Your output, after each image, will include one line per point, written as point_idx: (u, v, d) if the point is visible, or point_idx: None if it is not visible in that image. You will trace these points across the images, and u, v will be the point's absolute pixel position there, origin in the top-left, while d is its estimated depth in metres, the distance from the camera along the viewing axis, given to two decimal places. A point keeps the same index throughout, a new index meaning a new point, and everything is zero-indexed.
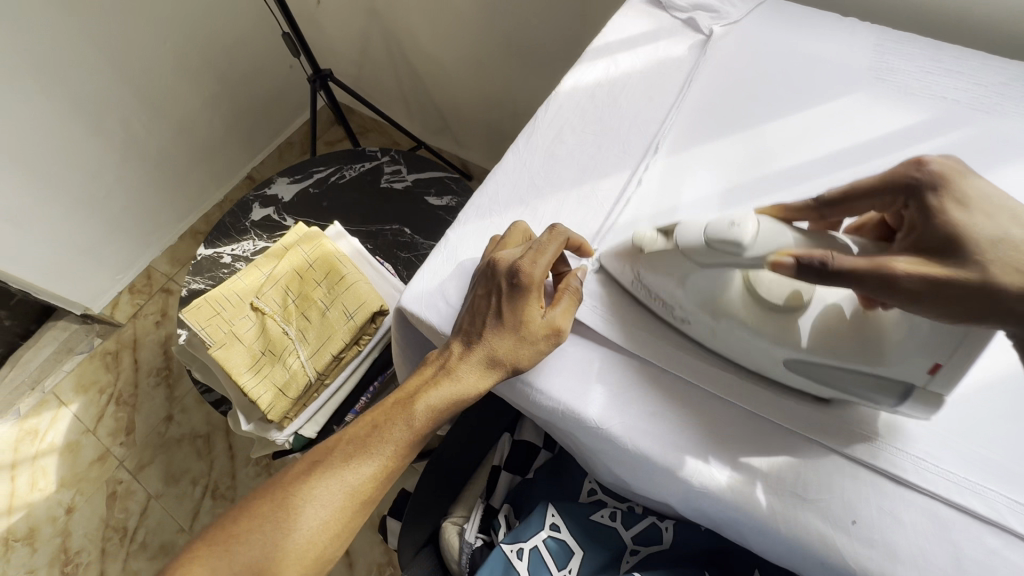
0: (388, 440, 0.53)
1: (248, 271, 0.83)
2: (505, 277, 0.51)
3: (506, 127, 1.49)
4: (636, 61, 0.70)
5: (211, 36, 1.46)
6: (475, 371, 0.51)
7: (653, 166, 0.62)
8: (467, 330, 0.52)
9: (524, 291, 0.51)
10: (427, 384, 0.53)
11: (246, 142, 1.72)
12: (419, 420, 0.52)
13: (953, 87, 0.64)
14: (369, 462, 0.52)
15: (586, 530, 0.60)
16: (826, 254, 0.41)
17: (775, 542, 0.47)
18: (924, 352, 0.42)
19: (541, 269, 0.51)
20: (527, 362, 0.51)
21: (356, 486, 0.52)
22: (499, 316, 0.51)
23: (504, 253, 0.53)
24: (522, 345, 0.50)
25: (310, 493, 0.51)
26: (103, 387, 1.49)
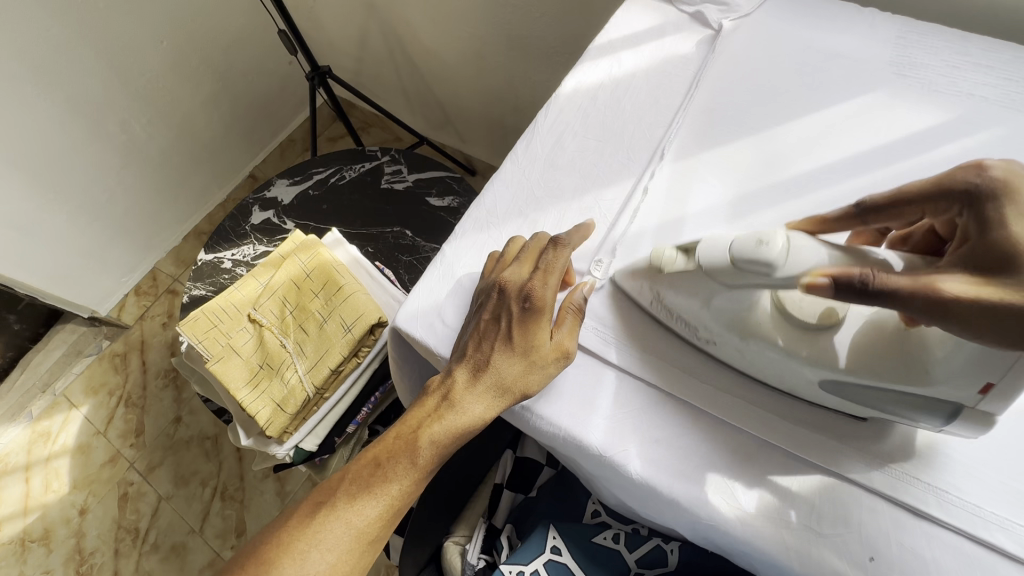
0: (392, 477, 0.51)
1: (245, 281, 0.81)
2: (516, 300, 0.50)
3: (509, 122, 1.45)
4: (641, 60, 0.67)
5: (209, 34, 1.43)
6: (481, 402, 0.49)
7: (659, 174, 0.59)
8: (473, 357, 0.50)
9: (535, 314, 0.50)
10: (429, 418, 0.50)
11: (247, 141, 1.70)
12: (423, 456, 0.50)
13: (981, 82, 0.60)
14: (374, 502, 0.50)
15: (588, 553, 0.58)
16: (865, 273, 0.37)
17: None
18: (969, 376, 0.38)
19: (551, 290, 0.50)
20: (538, 387, 0.49)
21: (363, 527, 0.50)
22: (508, 339, 0.49)
23: (510, 275, 0.51)
24: (532, 371, 0.49)
25: (316, 538, 0.50)
26: (113, 389, 1.50)
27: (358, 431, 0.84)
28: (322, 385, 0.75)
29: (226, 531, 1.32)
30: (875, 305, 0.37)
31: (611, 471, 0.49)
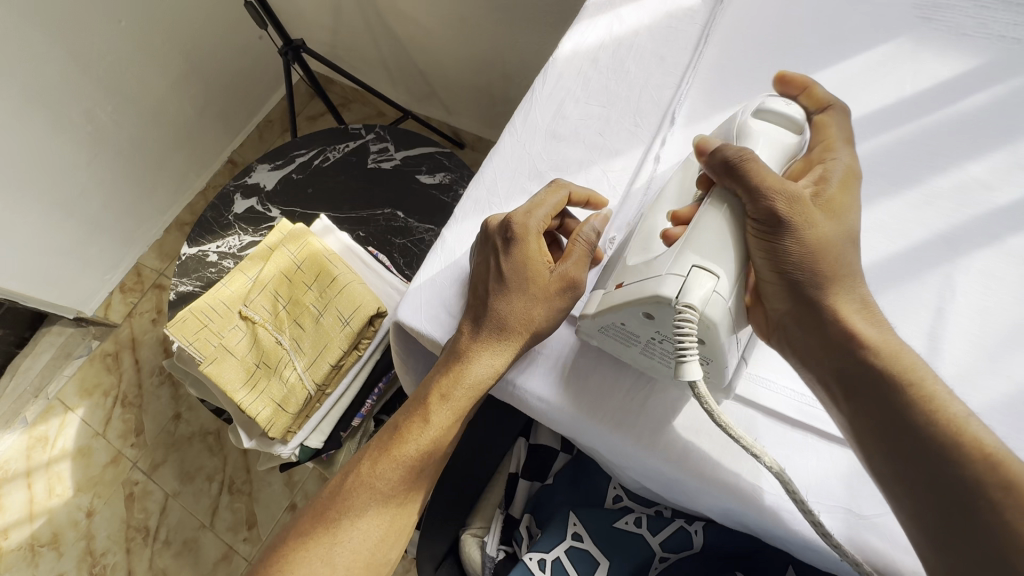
0: (408, 438, 0.48)
1: (233, 277, 0.77)
2: (498, 235, 0.48)
3: (497, 90, 1.38)
4: (644, 15, 0.62)
5: (171, 10, 1.34)
6: (488, 349, 0.46)
7: (671, 140, 0.54)
8: (475, 305, 0.48)
9: (522, 246, 0.47)
10: (440, 371, 0.48)
11: (222, 123, 1.62)
12: (436, 413, 0.48)
13: (1012, 22, 0.55)
14: (396, 467, 0.48)
15: (612, 538, 0.57)
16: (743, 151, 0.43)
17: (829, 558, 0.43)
18: (637, 274, 0.42)
19: (538, 221, 0.48)
20: (544, 322, 0.47)
21: (390, 491, 0.48)
22: (500, 278, 0.47)
23: (498, 215, 0.50)
24: (535, 305, 0.47)
25: (345, 506, 0.49)
26: (107, 389, 1.47)
27: (363, 423, 0.80)
28: (322, 381, 0.72)
29: (236, 524, 1.32)
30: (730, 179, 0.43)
31: (634, 459, 0.47)
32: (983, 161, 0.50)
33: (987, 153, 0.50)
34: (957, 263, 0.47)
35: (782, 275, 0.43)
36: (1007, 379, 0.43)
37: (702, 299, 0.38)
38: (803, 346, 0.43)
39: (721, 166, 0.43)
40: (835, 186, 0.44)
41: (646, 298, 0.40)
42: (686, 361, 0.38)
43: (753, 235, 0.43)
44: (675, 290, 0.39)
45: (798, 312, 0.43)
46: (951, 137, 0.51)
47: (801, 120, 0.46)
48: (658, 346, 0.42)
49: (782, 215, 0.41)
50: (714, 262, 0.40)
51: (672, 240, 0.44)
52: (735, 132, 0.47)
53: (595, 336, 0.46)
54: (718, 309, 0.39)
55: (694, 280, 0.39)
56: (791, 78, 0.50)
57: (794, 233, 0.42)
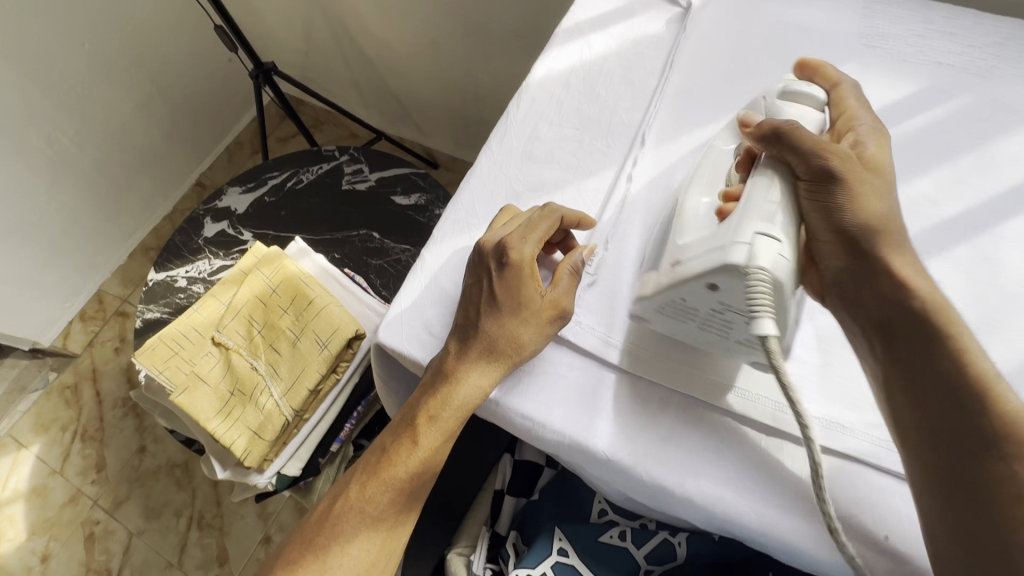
0: (396, 461, 0.48)
1: (205, 302, 0.76)
2: (492, 259, 0.49)
3: (470, 112, 1.41)
4: (611, 42, 0.64)
5: (133, 34, 1.32)
6: (477, 369, 0.47)
7: (642, 159, 0.56)
8: (464, 324, 0.48)
9: (516, 271, 0.48)
10: (427, 393, 0.48)
11: (190, 146, 1.59)
12: (424, 435, 0.47)
13: (947, 50, 0.60)
14: (384, 490, 0.48)
15: (598, 553, 0.55)
16: (783, 121, 0.45)
17: (804, 562, 0.45)
18: (700, 245, 0.42)
19: (531, 245, 0.48)
20: (532, 345, 0.47)
21: (379, 516, 0.48)
22: (492, 300, 0.48)
23: (491, 234, 0.51)
24: (523, 326, 0.47)
25: (334, 532, 0.48)
26: (65, 424, 1.39)
27: (342, 448, 0.78)
28: (301, 407, 0.70)
29: (206, 561, 1.26)
30: (773, 146, 0.45)
31: (619, 475, 0.47)
32: (928, 177, 0.54)
33: (930, 170, 0.54)
34: None
35: (843, 233, 0.43)
36: None
37: (772, 262, 0.39)
38: (859, 304, 0.43)
39: (769, 134, 0.45)
40: (872, 149, 0.46)
41: (714, 267, 0.40)
42: (759, 318, 0.39)
43: (803, 194, 0.44)
44: (743, 256, 0.39)
45: (855, 268, 0.43)
46: (899, 155, 0.55)
47: (821, 97, 0.49)
48: (717, 322, 0.43)
49: (836, 172, 0.43)
50: (780, 228, 0.41)
51: (726, 214, 0.45)
52: (767, 110, 0.49)
53: (654, 318, 0.47)
54: (785, 271, 0.39)
55: (760, 247, 0.39)
56: (808, 63, 0.53)
57: (847, 184, 0.43)
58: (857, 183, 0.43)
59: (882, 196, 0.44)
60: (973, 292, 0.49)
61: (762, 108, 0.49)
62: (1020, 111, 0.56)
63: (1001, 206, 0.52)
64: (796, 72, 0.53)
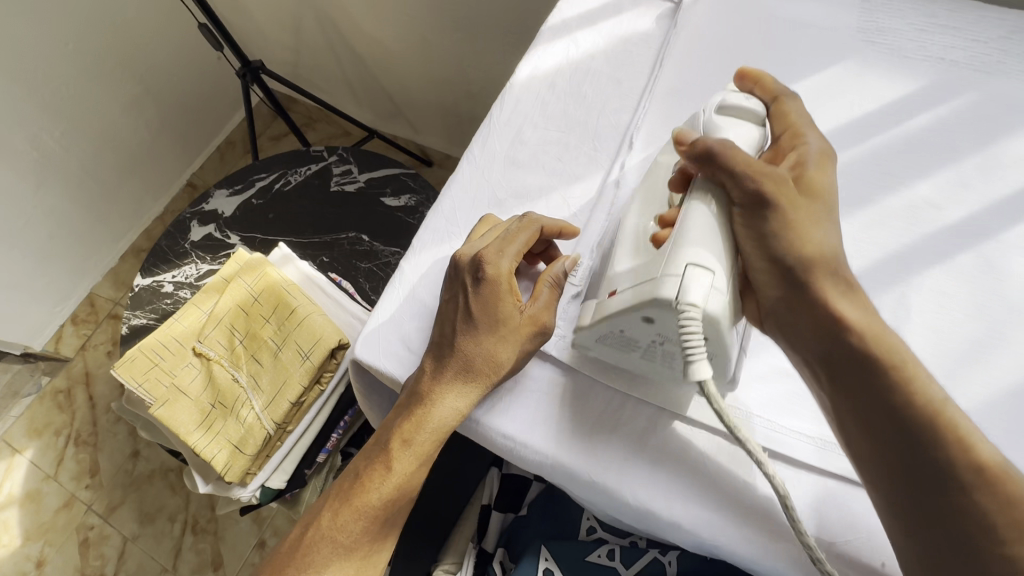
0: (370, 487, 0.46)
1: (186, 311, 0.74)
2: (468, 273, 0.46)
3: (462, 109, 1.38)
4: (598, 39, 0.62)
5: (117, 32, 1.29)
6: (452, 391, 0.45)
7: (630, 164, 0.54)
8: (440, 342, 0.46)
9: (493, 286, 0.46)
10: (402, 415, 0.46)
11: (181, 146, 1.57)
12: (399, 460, 0.45)
13: (951, 45, 0.57)
14: (358, 517, 0.46)
15: (585, 573, 0.54)
16: (717, 141, 0.42)
17: None
18: (636, 274, 0.41)
19: (508, 259, 0.46)
20: (511, 364, 0.45)
21: (352, 544, 0.46)
22: (468, 317, 0.46)
23: (468, 246, 0.49)
24: (501, 345, 0.45)
25: (306, 561, 0.46)
26: (58, 429, 1.38)
27: (329, 458, 0.76)
28: (283, 419, 0.68)
29: (201, 566, 1.25)
30: (706, 166, 0.42)
31: (602, 498, 0.45)
32: (930, 180, 0.51)
33: (932, 172, 0.51)
34: (909, 282, 0.47)
35: (778, 264, 0.41)
36: (964, 396, 0.43)
37: (703, 296, 0.37)
38: (794, 334, 0.42)
39: (700, 154, 0.42)
40: (814, 168, 0.44)
41: (643, 300, 0.39)
42: (694, 362, 0.36)
43: (739, 224, 0.42)
44: (675, 290, 0.38)
45: (788, 300, 0.42)
46: (900, 157, 0.52)
47: (762, 113, 0.46)
48: (657, 352, 0.42)
49: (768, 193, 0.41)
50: (710, 256, 0.39)
51: (662, 241, 0.43)
52: (704, 128, 0.45)
53: (592, 347, 0.45)
54: (718, 304, 0.38)
55: (691, 280, 0.38)
56: (748, 74, 0.49)
57: (781, 211, 0.41)
58: (790, 209, 0.41)
59: (822, 223, 0.42)
60: (975, 302, 0.46)
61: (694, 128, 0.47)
62: None
63: (1006, 211, 0.49)
64: (736, 83, 0.50)
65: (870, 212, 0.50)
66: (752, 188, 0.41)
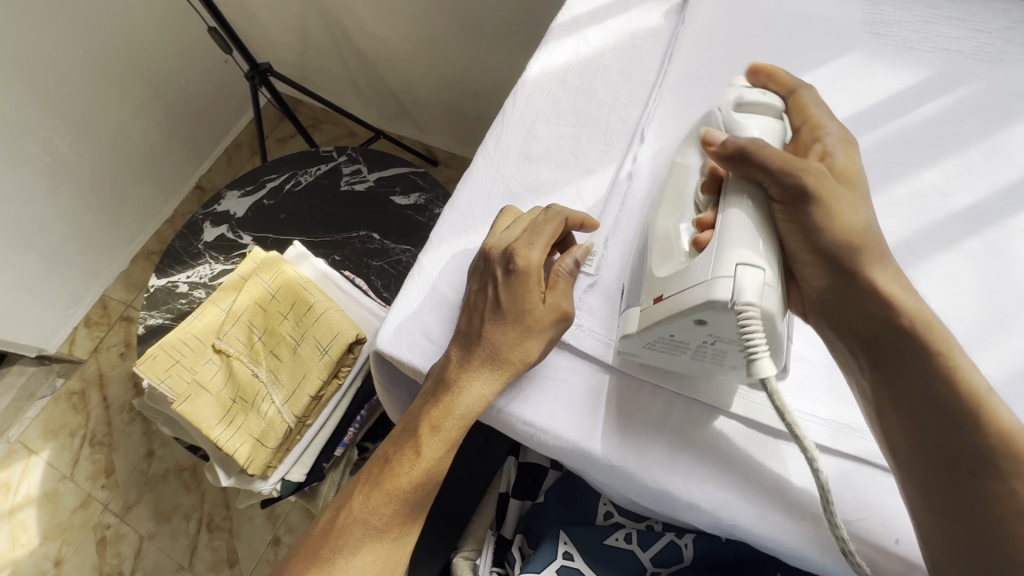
0: (399, 472, 0.47)
1: (205, 309, 0.76)
2: (499, 264, 0.48)
3: (468, 107, 1.39)
4: (607, 36, 0.63)
5: (128, 38, 1.31)
6: (479, 378, 0.46)
7: (642, 156, 0.55)
8: (467, 332, 0.48)
9: (522, 277, 0.47)
10: (429, 403, 0.47)
11: (189, 149, 1.59)
12: (427, 445, 0.47)
13: (954, 36, 0.58)
14: (388, 502, 0.47)
15: (603, 556, 0.55)
16: (747, 140, 0.43)
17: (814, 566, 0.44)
18: (679, 282, 0.41)
19: (537, 251, 0.48)
20: (537, 354, 0.46)
21: (381, 527, 0.47)
22: (497, 307, 0.47)
23: (496, 239, 0.50)
24: (528, 335, 0.46)
25: (337, 545, 0.47)
26: (74, 430, 1.40)
27: (346, 452, 0.77)
28: (303, 413, 0.70)
29: (217, 563, 1.26)
30: (745, 167, 0.43)
31: (624, 481, 0.46)
32: (937, 168, 0.52)
33: (938, 161, 0.52)
34: (918, 268, 0.48)
35: (824, 255, 0.42)
36: None
37: (758, 294, 0.38)
38: (844, 322, 0.42)
39: (734, 154, 0.43)
40: (841, 159, 0.45)
41: (699, 306, 0.38)
42: (756, 359, 0.37)
43: (779, 216, 0.42)
44: (728, 292, 0.38)
45: (836, 287, 0.43)
46: (907, 146, 0.53)
47: (779, 106, 0.47)
48: (710, 352, 0.42)
49: (809, 188, 0.41)
50: (761, 253, 0.39)
51: (704, 244, 0.42)
52: (725, 125, 0.46)
53: (640, 353, 0.45)
54: (772, 301, 0.38)
55: (744, 280, 0.38)
56: (760, 69, 0.51)
57: (820, 200, 0.42)
58: (832, 204, 0.42)
59: (858, 210, 0.43)
60: (983, 287, 0.47)
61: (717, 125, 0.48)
62: None
63: (1012, 197, 0.50)
64: (749, 77, 0.52)
65: (878, 200, 0.51)
66: (791, 183, 0.41)
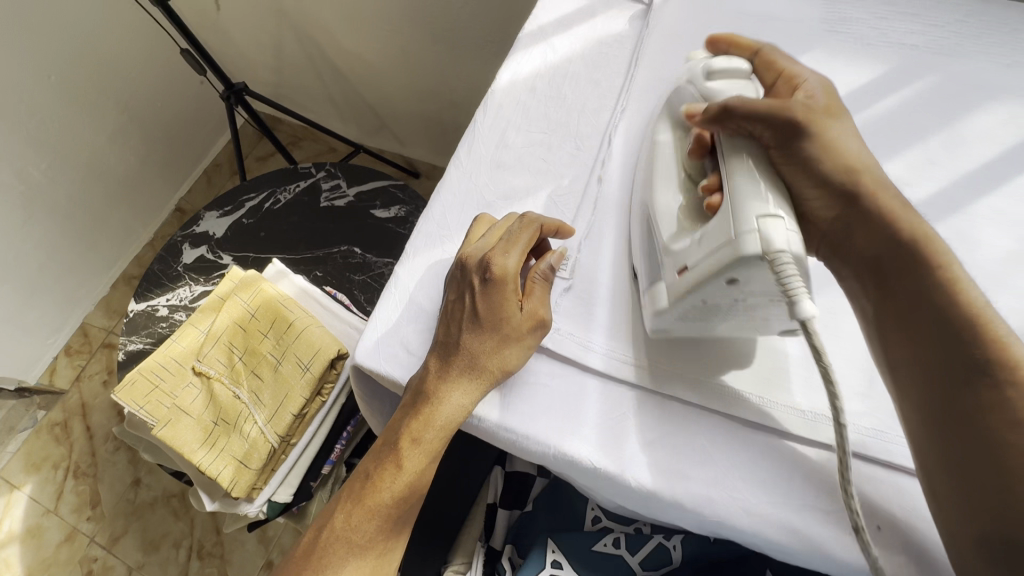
0: (380, 487, 0.47)
1: (184, 331, 0.75)
2: (476, 274, 0.48)
3: (446, 119, 1.40)
4: (574, 43, 0.64)
5: (100, 63, 1.30)
6: (458, 389, 0.46)
7: (612, 161, 0.56)
8: (444, 342, 0.47)
9: (499, 285, 0.47)
10: (408, 415, 0.47)
11: (168, 171, 1.57)
12: (409, 458, 0.46)
13: (910, 31, 0.60)
14: (371, 517, 0.47)
15: (592, 562, 0.54)
16: (730, 100, 0.44)
17: (800, 560, 0.44)
18: (701, 248, 0.41)
19: (513, 259, 0.48)
20: (516, 362, 0.46)
21: (365, 544, 0.47)
22: (475, 317, 0.47)
23: (471, 247, 0.50)
24: (506, 343, 0.46)
25: (321, 564, 0.47)
26: (57, 462, 1.37)
27: (334, 469, 0.76)
28: (287, 432, 0.69)
29: None
30: (736, 123, 0.44)
31: (607, 485, 0.46)
32: (899, 160, 0.53)
33: (900, 153, 0.54)
34: None
35: (830, 185, 0.43)
36: None
37: (786, 240, 0.38)
38: (851, 251, 0.43)
39: (720, 114, 0.44)
40: (824, 99, 0.46)
41: (732, 262, 0.38)
42: (798, 301, 0.37)
43: (781, 160, 0.43)
44: (759, 246, 0.38)
45: (844, 217, 0.43)
46: (869, 140, 0.55)
47: (746, 69, 0.48)
48: (743, 310, 0.42)
49: (801, 125, 0.43)
50: (777, 202, 0.40)
51: (716, 207, 0.44)
52: (701, 96, 0.47)
53: (675, 326, 0.46)
54: (799, 245, 0.38)
55: (768, 230, 0.38)
56: (719, 40, 0.52)
57: (814, 134, 0.43)
58: (824, 135, 0.44)
59: (849, 138, 0.45)
60: None
61: (697, 97, 0.48)
62: (985, 87, 0.56)
63: (973, 184, 0.52)
64: (710, 48, 0.53)
65: None
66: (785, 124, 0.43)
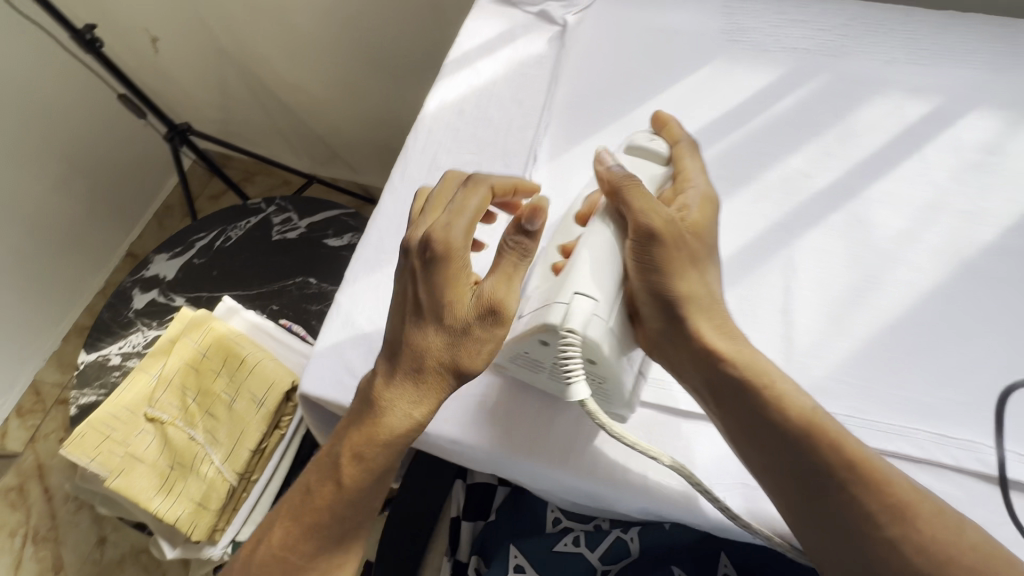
0: (322, 496, 0.48)
1: (134, 377, 0.73)
2: (420, 256, 0.46)
3: (395, 144, 1.42)
4: (497, 67, 0.67)
5: (37, 113, 1.28)
6: (405, 396, 0.46)
7: (538, 175, 0.59)
8: (393, 344, 0.47)
9: (445, 261, 0.45)
10: (355, 424, 0.47)
11: (116, 217, 1.54)
12: (352, 469, 0.47)
13: (801, 36, 0.65)
14: (312, 526, 0.48)
15: (554, 563, 0.56)
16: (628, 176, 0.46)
17: (726, 529, 0.49)
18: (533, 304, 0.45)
19: (459, 232, 0.45)
20: (473, 356, 0.45)
21: (302, 553, 0.48)
22: (420, 309, 0.46)
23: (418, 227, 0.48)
24: (457, 338, 0.45)
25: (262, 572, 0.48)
26: (14, 529, 1.30)
27: None
28: (245, 470, 0.69)
29: None
30: (620, 204, 0.46)
31: (552, 479, 0.50)
32: (800, 153, 0.58)
33: (801, 147, 0.58)
34: (794, 244, 0.53)
35: (662, 297, 0.45)
36: (853, 337, 0.49)
37: (582, 323, 0.41)
38: (695, 367, 0.45)
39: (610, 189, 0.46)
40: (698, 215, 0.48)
41: (537, 328, 0.42)
42: (573, 383, 0.42)
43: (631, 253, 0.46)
44: (558, 318, 0.41)
45: (670, 329, 0.46)
46: (771, 138, 0.59)
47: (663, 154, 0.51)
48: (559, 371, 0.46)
49: (659, 235, 0.45)
50: (600, 288, 0.43)
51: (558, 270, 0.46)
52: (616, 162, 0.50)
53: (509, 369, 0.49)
54: (596, 331, 0.42)
55: (575, 308, 0.42)
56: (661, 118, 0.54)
57: (668, 247, 0.45)
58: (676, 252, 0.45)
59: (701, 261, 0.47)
60: (851, 254, 0.52)
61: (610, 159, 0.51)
62: (869, 83, 0.61)
63: (867, 170, 0.56)
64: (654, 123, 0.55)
65: (752, 189, 0.56)
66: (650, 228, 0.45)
